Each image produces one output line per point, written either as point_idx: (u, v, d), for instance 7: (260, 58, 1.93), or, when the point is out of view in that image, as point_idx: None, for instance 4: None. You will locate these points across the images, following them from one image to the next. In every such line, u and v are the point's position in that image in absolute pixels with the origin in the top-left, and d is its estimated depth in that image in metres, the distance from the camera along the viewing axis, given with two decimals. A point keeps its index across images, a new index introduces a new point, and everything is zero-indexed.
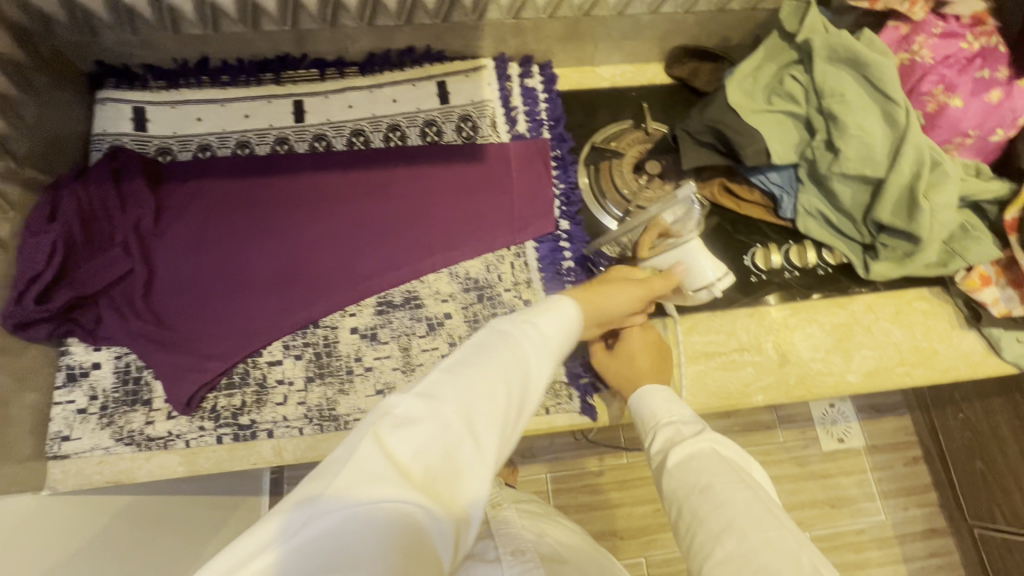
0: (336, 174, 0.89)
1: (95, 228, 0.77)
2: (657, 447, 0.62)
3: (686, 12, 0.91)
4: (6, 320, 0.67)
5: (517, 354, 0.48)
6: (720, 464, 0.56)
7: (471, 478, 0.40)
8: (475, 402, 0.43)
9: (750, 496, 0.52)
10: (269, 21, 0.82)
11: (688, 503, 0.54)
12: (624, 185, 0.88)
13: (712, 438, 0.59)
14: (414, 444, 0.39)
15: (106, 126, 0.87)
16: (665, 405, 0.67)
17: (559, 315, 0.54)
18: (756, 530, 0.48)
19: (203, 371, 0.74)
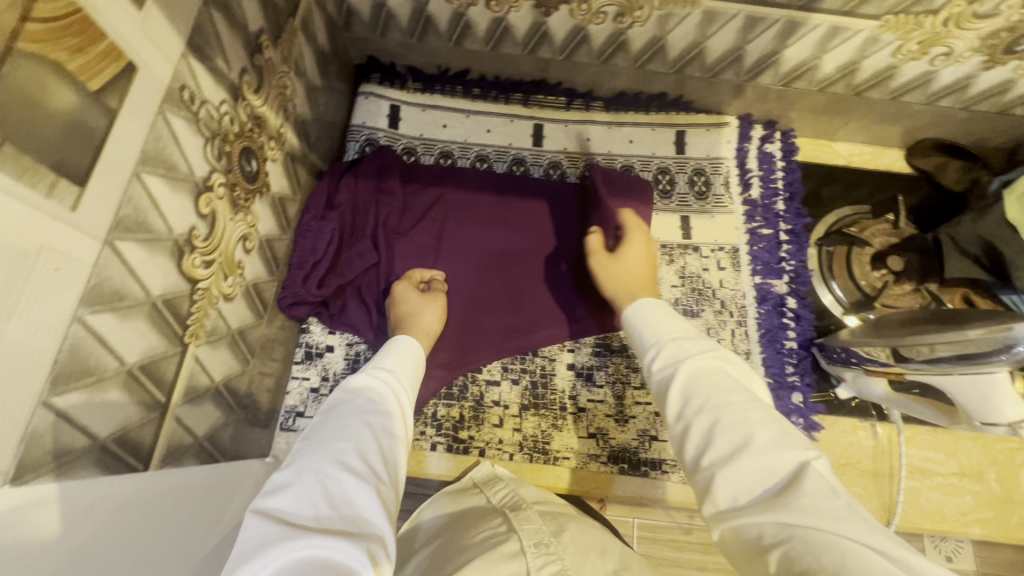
0: (571, 204, 0.86)
1: (356, 220, 0.80)
2: (659, 366, 0.52)
3: (962, 109, 0.86)
4: (288, 297, 0.74)
5: (376, 401, 0.51)
6: (725, 380, 0.48)
7: (370, 505, 0.41)
8: (345, 450, 0.45)
9: (762, 414, 0.45)
10: (548, 49, 0.84)
11: (697, 417, 0.46)
12: (862, 276, 0.85)
13: (716, 352, 0.51)
14: (289, 505, 0.40)
15: (365, 119, 0.89)
16: (663, 322, 0.57)
17: (397, 354, 0.60)
18: (770, 446, 0.42)
19: (431, 378, 0.77)
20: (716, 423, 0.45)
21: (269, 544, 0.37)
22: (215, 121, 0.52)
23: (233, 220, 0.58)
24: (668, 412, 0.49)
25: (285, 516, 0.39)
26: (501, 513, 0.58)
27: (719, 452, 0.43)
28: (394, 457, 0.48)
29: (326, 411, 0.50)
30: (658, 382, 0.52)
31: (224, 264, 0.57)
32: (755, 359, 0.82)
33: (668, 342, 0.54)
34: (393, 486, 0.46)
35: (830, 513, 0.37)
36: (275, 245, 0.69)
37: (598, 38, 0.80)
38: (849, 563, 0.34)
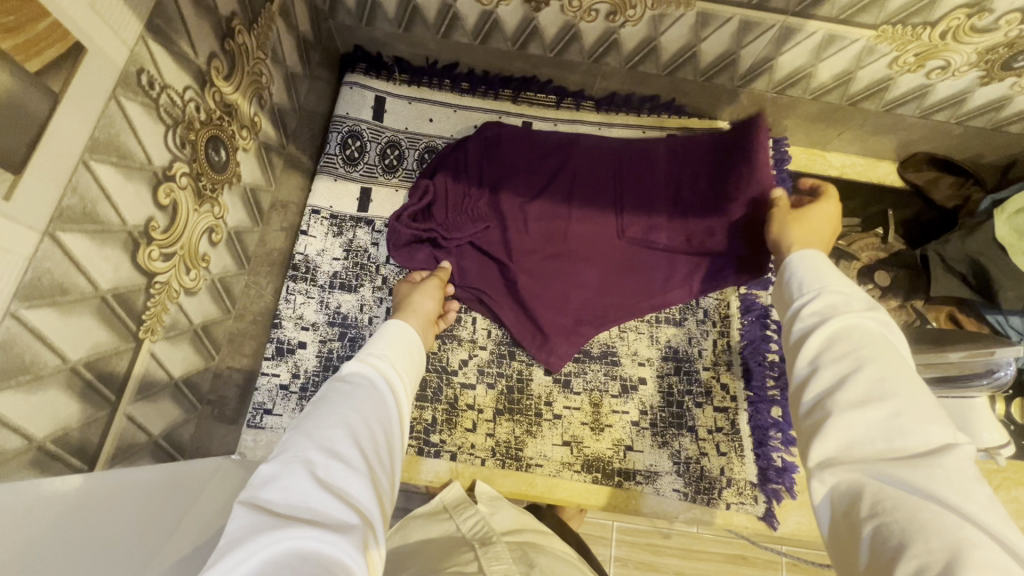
0: (677, 154, 0.84)
1: (506, 184, 0.83)
2: (811, 311, 0.48)
3: (957, 124, 0.85)
4: (397, 238, 0.80)
5: (370, 391, 0.50)
6: (886, 345, 0.44)
7: (360, 495, 0.40)
8: (336, 438, 0.43)
9: (919, 385, 0.41)
10: (538, 46, 0.81)
11: (836, 371, 0.43)
12: None
13: (881, 319, 0.46)
14: (276, 495, 0.38)
15: (349, 109, 0.87)
16: (827, 271, 0.52)
17: (393, 338, 0.59)
18: (918, 414, 0.39)
19: (551, 336, 0.79)
20: (860, 379, 0.42)
21: (253, 534, 0.35)
22: (177, 108, 0.49)
23: (198, 211, 0.55)
24: (800, 357, 0.47)
25: (274, 505, 0.38)
26: (471, 549, 0.56)
27: (858, 405, 0.41)
28: (384, 443, 0.47)
29: (321, 399, 0.48)
30: (797, 331, 0.49)
31: (186, 257, 0.55)
32: (736, 370, 0.81)
33: (818, 293, 0.50)
34: (381, 472, 0.44)
35: (963, 491, 0.35)
36: (246, 238, 0.67)
37: (589, 36, 0.78)
38: (961, 546, 0.32)
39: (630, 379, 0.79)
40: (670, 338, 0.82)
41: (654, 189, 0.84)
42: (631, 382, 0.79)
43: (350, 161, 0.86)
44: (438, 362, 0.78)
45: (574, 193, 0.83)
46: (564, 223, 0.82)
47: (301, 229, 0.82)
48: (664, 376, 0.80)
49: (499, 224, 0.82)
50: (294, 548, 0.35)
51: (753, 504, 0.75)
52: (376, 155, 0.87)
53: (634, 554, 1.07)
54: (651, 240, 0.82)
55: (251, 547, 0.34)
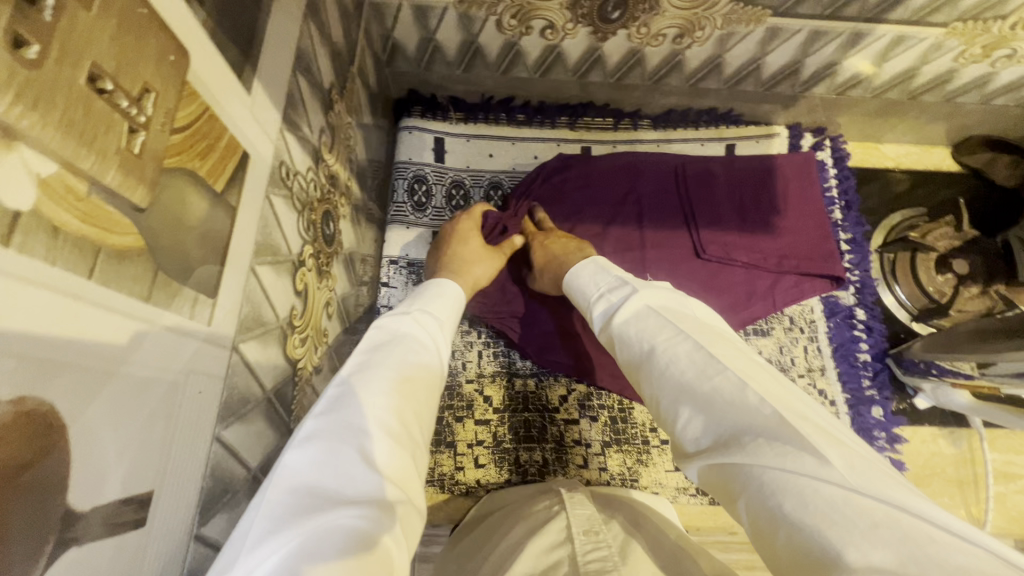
0: (728, 175, 0.88)
1: (574, 221, 0.85)
2: (599, 326, 0.50)
3: (1015, 106, 0.87)
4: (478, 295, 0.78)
5: (415, 351, 0.45)
6: (661, 318, 0.44)
7: (406, 469, 0.36)
8: (381, 405, 0.38)
9: (693, 345, 0.41)
10: (599, 73, 0.82)
11: (643, 367, 0.43)
12: (928, 283, 0.84)
13: (646, 294, 0.47)
14: (317, 463, 0.34)
15: (411, 154, 0.86)
16: (595, 278, 0.54)
17: (430, 302, 0.54)
18: (701, 380, 0.38)
19: None
20: (657, 375, 0.41)
21: (296, 511, 0.31)
22: (304, 191, 0.49)
23: (320, 288, 0.55)
24: (620, 361, 0.46)
25: (319, 477, 0.33)
26: (555, 495, 0.59)
27: (670, 403, 0.39)
28: (426, 411, 0.42)
29: (367, 354, 0.43)
30: (604, 339, 0.49)
31: (313, 337, 0.54)
32: (831, 375, 0.81)
33: (598, 301, 0.52)
34: (423, 442, 0.41)
35: (777, 444, 0.33)
36: (346, 301, 0.66)
37: (652, 60, 0.78)
38: (808, 504, 0.30)
39: None
40: (762, 349, 0.82)
41: (722, 207, 0.86)
42: None
43: (419, 207, 0.85)
44: (539, 402, 0.77)
45: (644, 216, 0.86)
46: (641, 258, 0.84)
47: (381, 280, 0.82)
48: None
49: None
50: (338, 529, 0.30)
51: None
52: (442, 198, 0.86)
53: None
54: (729, 256, 0.83)
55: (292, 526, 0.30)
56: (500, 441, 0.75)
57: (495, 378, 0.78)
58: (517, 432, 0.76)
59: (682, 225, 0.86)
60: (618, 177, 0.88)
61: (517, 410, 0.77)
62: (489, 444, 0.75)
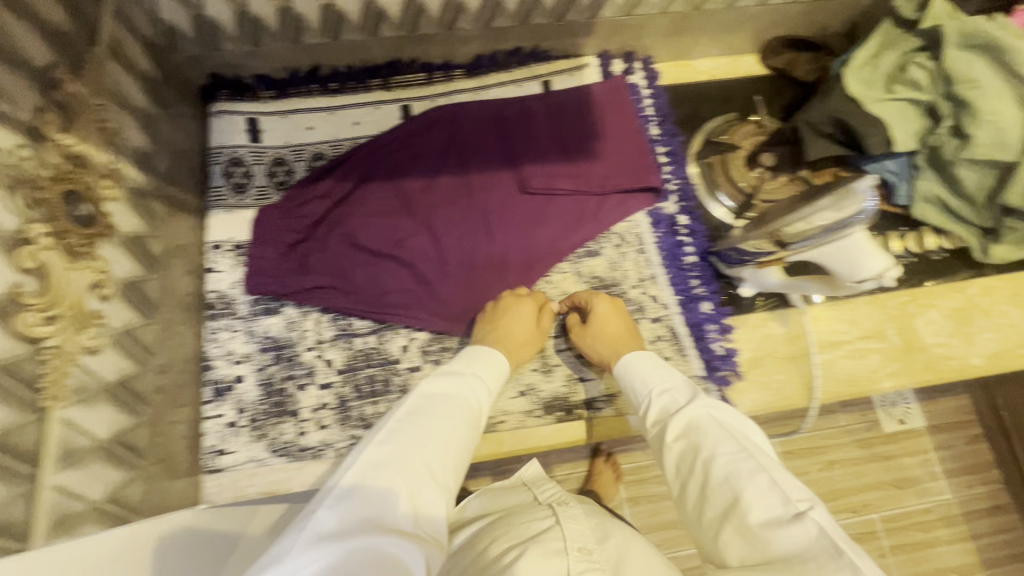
0: (544, 111, 0.91)
1: (396, 174, 0.86)
2: (653, 419, 0.60)
3: (793, 3, 0.91)
4: (294, 266, 0.79)
5: (457, 411, 0.60)
6: (716, 429, 0.54)
7: (432, 509, 0.51)
8: (428, 454, 0.54)
9: (755, 467, 0.49)
10: (389, 28, 0.82)
11: (691, 473, 0.53)
12: (740, 178, 0.89)
13: (709, 404, 0.57)
14: (375, 494, 0.49)
15: (223, 138, 0.86)
16: (654, 372, 0.65)
17: (486, 366, 0.68)
18: (756, 501, 0.47)
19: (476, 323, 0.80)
20: (709, 486, 0.51)
21: (358, 525, 0.46)
22: (16, 167, 0.48)
23: (76, 269, 0.54)
24: (668, 458, 0.56)
25: (369, 504, 0.48)
26: (548, 507, 0.66)
27: (722, 515, 0.49)
28: (458, 464, 0.57)
29: (412, 410, 0.58)
30: (655, 437, 0.59)
31: (76, 318, 0.53)
32: (661, 281, 0.85)
33: (658, 396, 0.62)
34: (453, 485, 0.56)
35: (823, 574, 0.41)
36: (142, 287, 0.66)
37: (432, 6, 0.78)
38: None
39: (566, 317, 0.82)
40: (593, 269, 0.85)
41: (542, 141, 0.90)
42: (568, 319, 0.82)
43: (238, 189, 0.85)
44: (381, 356, 0.79)
45: (467, 160, 0.88)
46: (468, 202, 0.86)
47: (206, 267, 0.81)
48: None
49: (406, 217, 0.84)
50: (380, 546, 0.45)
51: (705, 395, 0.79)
52: (264, 176, 0.86)
53: None
54: (553, 187, 0.87)
55: (357, 534, 0.45)
56: (345, 401, 0.76)
57: (335, 342, 0.79)
58: (362, 389, 0.77)
59: (506, 164, 0.89)
60: (438, 127, 0.89)
61: (358, 368, 0.78)
62: (333, 406, 0.76)
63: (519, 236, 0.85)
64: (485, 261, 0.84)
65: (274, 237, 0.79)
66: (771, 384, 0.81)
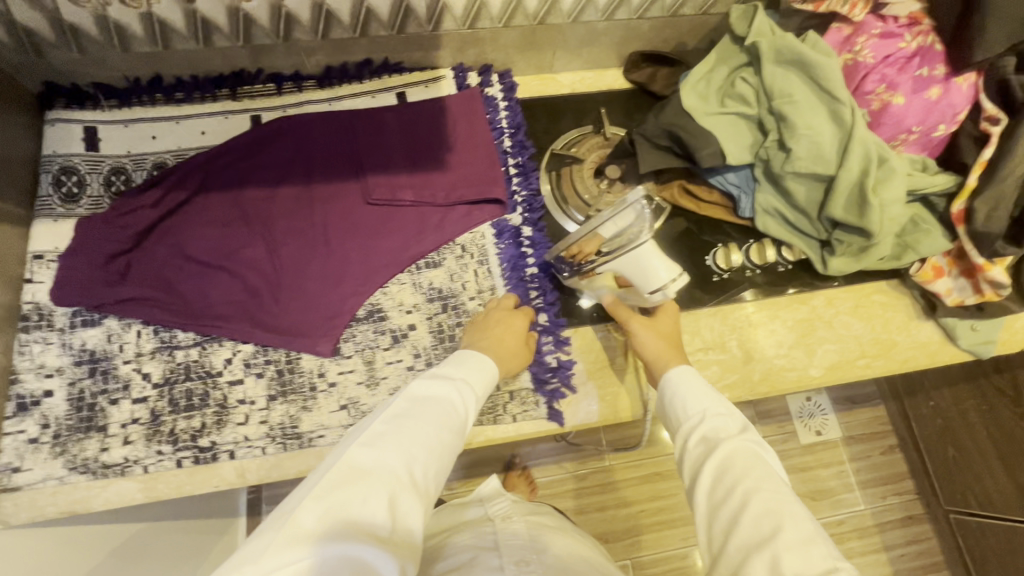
0: (395, 123, 0.91)
1: (235, 185, 0.86)
2: (695, 441, 0.61)
3: (640, 18, 0.92)
4: (113, 276, 0.77)
5: (448, 414, 0.58)
6: (760, 466, 0.55)
7: (412, 521, 0.49)
8: (416, 460, 0.52)
9: (802, 512, 0.51)
10: (222, 37, 0.82)
11: (726, 503, 0.54)
12: (584, 190, 0.89)
13: (756, 440, 0.58)
14: (362, 505, 0.47)
15: (56, 147, 0.85)
16: (699, 393, 0.65)
17: (480, 370, 0.66)
18: (797, 541, 0.48)
19: (302, 335, 0.79)
20: (740, 521, 0.52)
21: (321, 538, 0.44)
22: None
23: None
24: (700, 487, 0.57)
25: (353, 514, 0.46)
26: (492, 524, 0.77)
27: (751, 545, 0.50)
28: (442, 471, 0.55)
29: (399, 411, 0.56)
30: (690, 463, 0.60)
31: None
32: (500, 293, 0.84)
33: (700, 422, 0.62)
34: (436, 493, 0.54)
35: None
36: None
37: (260, 16, 0.79)
38: None
39: (399, 329, 0.81)
40: (432, 280, 0.84)
41: (390, 153, 0.90)
42: (401, 331, 0.81)
43: (69, 198, 0.83)
44: (201, 369, 0.77)
45: (313, 172, 0.88)
46: (308, 213, 0.86)
47: (25, 278, 0.79)
48: (432, 317, 0.82)
49: (242, 228, 0.84)
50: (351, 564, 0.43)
51: (536, 408, 0.79)
52: (100, 185, 0.85)
53: None
54: (396, 197, 0.87)
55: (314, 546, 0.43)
56: (157, 416, 0.74)
57: (155, 355, 0.77)
58: (177, 403, 0.75)
59: (352, 175, 0.89)
60: (284, 138, 0.89)
61: (176, 382, 0.76)
62: (145, 421, 0.73)
63: (358, 247, 0.84)
64: (321, 273, 0.83)
65: (93, 247, 0.77)
66: (607, 396, 0.80)
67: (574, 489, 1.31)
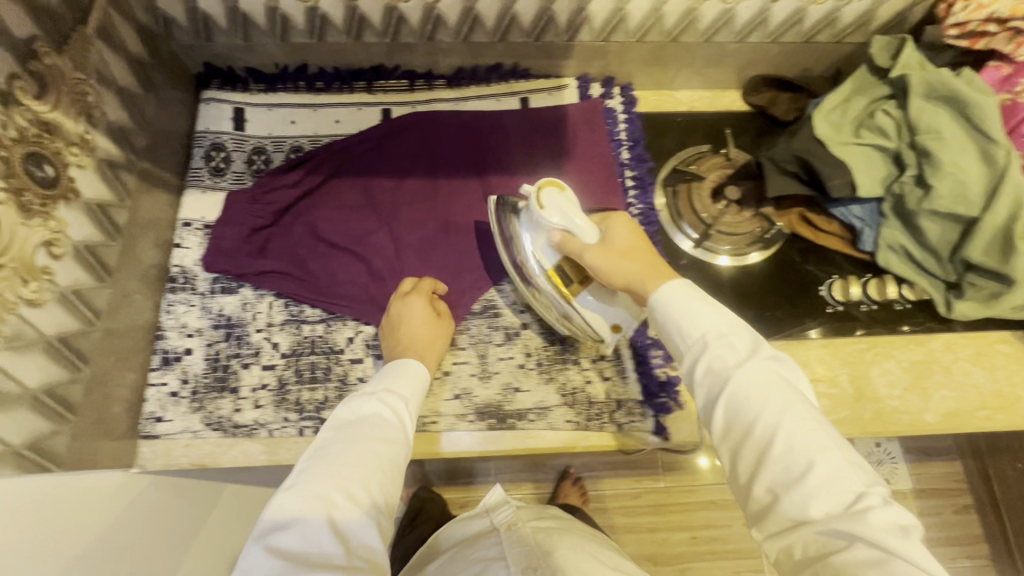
0: (519, 126, 0.94)
1: (366, 173, 0.89)
2: (703, 371, 0.57)
3: (772, 42, 0.92)
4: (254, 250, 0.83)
5: (376, 431, 0.60)
6: (781, 390, 0.53)
7: (369, 542, 0.52)
8: (354, 483, 0.54)
9: (826, 436, 0.51)
10: (372, 34, 0.86)
11: (756, 434, 0.52)
12: (703, 209, 0.90)
13: (773, 362, 0.55)
14: (295, 541, 0.50)
15: (208, 124, 0.91)
16: (689, 311, 0.59)
17: (407, 377, 0.68)
18: (827, 464, 0.49)
19: None
20: (766, 449, 0.51)
21: None
22: None
23: (29, 225, 0.58)
24: (718, 418, 0.55)
25: (301, 553, 0.49)
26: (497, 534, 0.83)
27: (782, 481, 0.50)
28: (392, 490, 0.58)
29: (321, 445, 0.58)
30: (703, 394, 0.57)
31: (20, 271, 0.57)
32: None
33: (702, 348, 0.58)
34: (390, 505, 0.57)
35: (886, 531, 0.45)
36: (104, 253, 0.70)
37: (412, 16, 0.83)
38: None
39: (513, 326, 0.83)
40: None
41: (512, 155, 0.93)
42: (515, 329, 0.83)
43: (217, 172, 0.89)
44: (325, 344, 0.81)
45: (437, 167, 0.91)
46: (431, 207, 0.89)
47: (175, 242, 0.85)
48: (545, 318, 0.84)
49: (370, 216, 0.88)
50: None
51: (643, 420, 0.79)
52: (242, 163, 0.90)
53: None
54: None
55: None
56: (284, 384, 0.78)
57: (284, 327, 0.81)
58: (303, 374, 0.79)
59: (473, 173, 0.91)
60: (413, 132, 0.92)
61: (303, 354, 0.80)
62: (273, 388, 0.78)
63: (477, 244, 0.87)
64: (440, 266, 0.86)
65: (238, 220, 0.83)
66: None
67: (630, 506, 1.30)
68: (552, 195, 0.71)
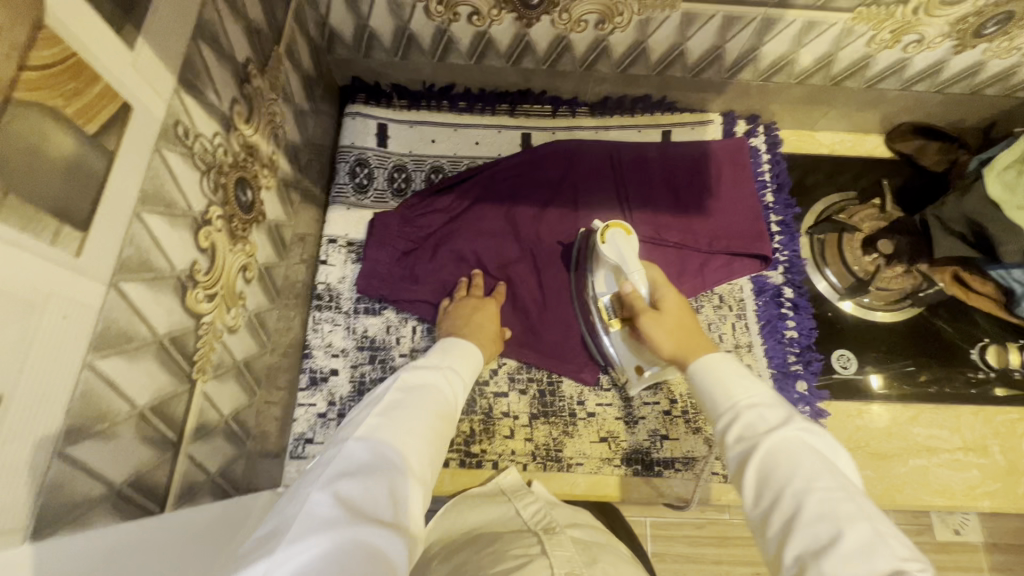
0: (665, 158, 0.90)
1: (507, 197, 0.87)
2: (734, 437, 0.50)
3: (936, 92, 0.89)
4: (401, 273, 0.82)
5: (433, 396, 0.56)
6: (813, 458, 0.45)
7: (415, 509, 0.45)
8: (411, 445, 0.49)
9: (856, 510, 0.41)
10: (531, 60, 0.85)
11: (777, 507, 0.44)
12: (854, 262, 0.88)
13: (802, 428, 0.48)
14: (361, 489, 0.42)
15: (353, 139, 0.89)
16: (724, 380, 0.54)
17: (462, 356, 0.65)
18: (870, 542, 0.39)
19: (563, 362, 0.80)
20: (793, 524, 0.42)
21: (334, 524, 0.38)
22: (209, 154, 0.51)
23: (233, 251, 0.57)
24: (746, 490, 0.47)
25: (357, 499, 0.41)
26: (534, 533, 0.56)
27: (809, 552, 0.40)
28: (435, 462, 0.51)
29: (392, 402, 0.53)
30: (733, 462, 0.50)
31: (226, 298, 0.57)
32: (757, 351, 0.84)
33: (733, 413, 0.51)
34: (428, 482, 0.50)
35: None
36: (275, 273, 0.70)
37: (579, 46, 0.81)
38: None
39: None
40: None
41: (656, 189, 0.89)
42: None
43: (360, 189, 0.88)
44: None
45: (580, 195, 0.88)
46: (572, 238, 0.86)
47: (320, 259, 0.84)
48: None
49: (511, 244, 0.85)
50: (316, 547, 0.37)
51: None
52: (384, 180, 0.89)
53: (667, 547, 1.03)
54: (661, 237, 0.86)
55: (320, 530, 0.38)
56: None
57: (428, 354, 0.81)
58: None
59: (616, 204, 0.88)
60: (556, 157, 0.89)
61: None
62: None
63: None
64: None
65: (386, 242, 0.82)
66: None
67: None
68: (619, 238, 0.69)
